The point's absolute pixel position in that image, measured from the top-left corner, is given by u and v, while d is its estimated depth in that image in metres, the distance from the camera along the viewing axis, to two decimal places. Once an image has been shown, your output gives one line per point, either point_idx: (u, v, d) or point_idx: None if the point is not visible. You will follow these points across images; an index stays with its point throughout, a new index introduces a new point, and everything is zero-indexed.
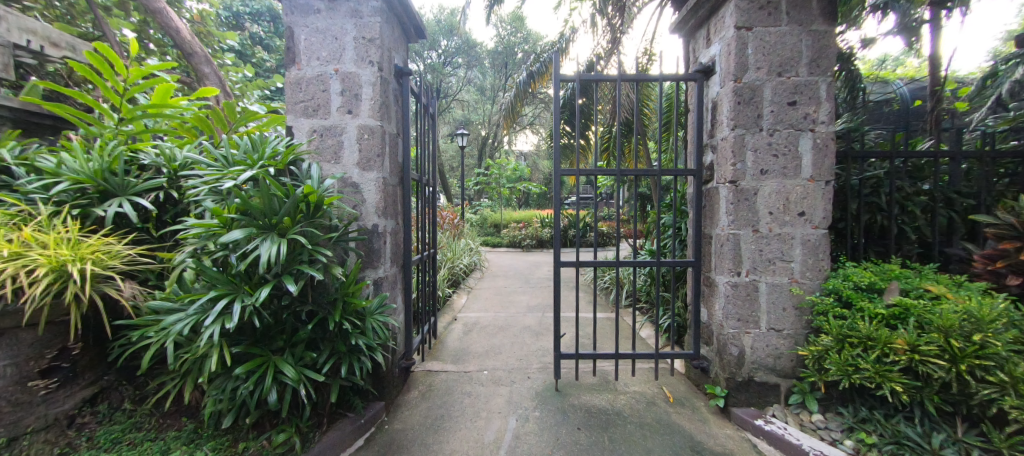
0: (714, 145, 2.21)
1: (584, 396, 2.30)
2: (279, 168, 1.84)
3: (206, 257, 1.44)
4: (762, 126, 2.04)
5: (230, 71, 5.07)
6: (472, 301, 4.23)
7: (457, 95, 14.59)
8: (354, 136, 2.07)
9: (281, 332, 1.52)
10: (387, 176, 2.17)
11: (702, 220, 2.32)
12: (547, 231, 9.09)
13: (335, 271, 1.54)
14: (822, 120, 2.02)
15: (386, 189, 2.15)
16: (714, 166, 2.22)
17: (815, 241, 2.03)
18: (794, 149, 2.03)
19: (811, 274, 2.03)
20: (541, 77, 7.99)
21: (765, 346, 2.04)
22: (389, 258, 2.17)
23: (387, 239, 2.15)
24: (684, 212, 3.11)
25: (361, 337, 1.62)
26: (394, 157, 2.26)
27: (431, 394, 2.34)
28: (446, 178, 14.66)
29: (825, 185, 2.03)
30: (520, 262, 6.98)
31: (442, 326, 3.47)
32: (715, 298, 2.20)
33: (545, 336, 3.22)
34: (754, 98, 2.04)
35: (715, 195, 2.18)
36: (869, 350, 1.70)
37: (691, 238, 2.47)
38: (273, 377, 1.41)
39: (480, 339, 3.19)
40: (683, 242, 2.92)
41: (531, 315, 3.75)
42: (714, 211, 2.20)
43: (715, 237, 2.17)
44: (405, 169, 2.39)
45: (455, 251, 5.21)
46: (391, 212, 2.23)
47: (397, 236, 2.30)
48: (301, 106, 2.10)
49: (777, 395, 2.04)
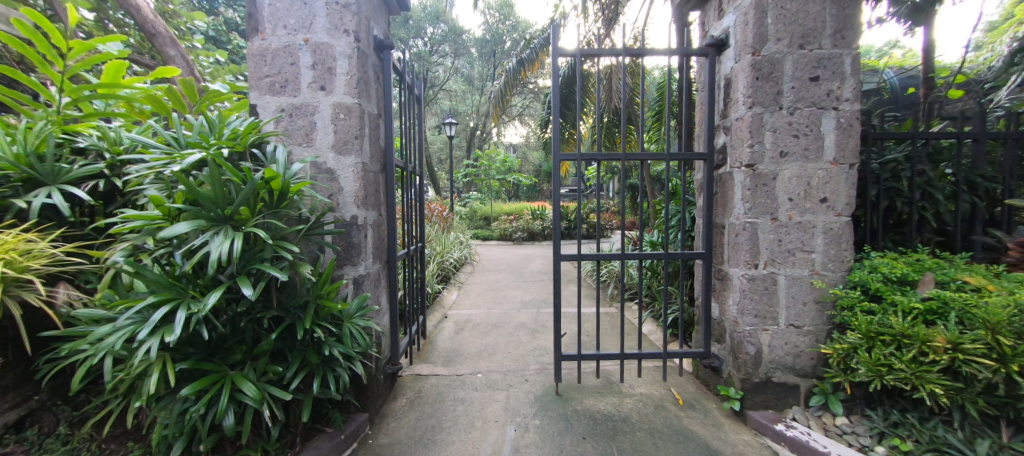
0: (728, 125, 2.02)
1: (587, 400, 2.12)
2: (239, 150, 1.59)
3: (148, 256, 1.21)
4: (782, 104, 1.86)
5: (201, 55, 4.71)
6: (463, 297, 4.01)
7: (444, 85, 14.21)
8: (328, 116, 1.82)
9: (240, 343, 1.29)
10: (368, 161, 1.93)
11: (714, 209, 2.14)
12: (538, 223, 8.90)
13: (304, 270, 1.31)
14: (845, 97, 1.85)
15: (366, 176, 1.91)
16: (727, 148, 2.03)
17: (838, 229, 1.87)
18: (816, 129, 1.86)
19: (834, 265, 1.87)
20: (532, 64, 7.74)
21: (783, 344, 1.88)
22: (371, 254, 1.94)
23: (368, 232, 1.92)
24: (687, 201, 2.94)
25: (338, 345, 1.40)
26: (375, 140, 2.02)
27: (420, 402, 2.13)
28: (434, 170, 14.32)
29: (849, 168, 1.87)
30: (512, 255, 6.78)
31: (432, 324, 3.26)
32: (728, 292, 2.03)
33: (542, 334, 3.04)
34: (774, 73, 1.85)
35: (729, 181, 1.99)
36: (904, 348, 1.56)
37: (700, 228, 2.29)
38: (229, 398, 1.19)
39: (472, 338, 2.99)
40: (687, 233, 2.74)
41: (525, 312, 3.56)
42: (727, 199, 2.01)
43: (729, 226, 1.99)
44: (387, 154, 2.14)
45: (444, 244, 4.99)
46: (373, 202, 1.99)
47: (379, 228, 2.06)
48: (266, 81, 1.83)
49: (796, 396, 1.89)
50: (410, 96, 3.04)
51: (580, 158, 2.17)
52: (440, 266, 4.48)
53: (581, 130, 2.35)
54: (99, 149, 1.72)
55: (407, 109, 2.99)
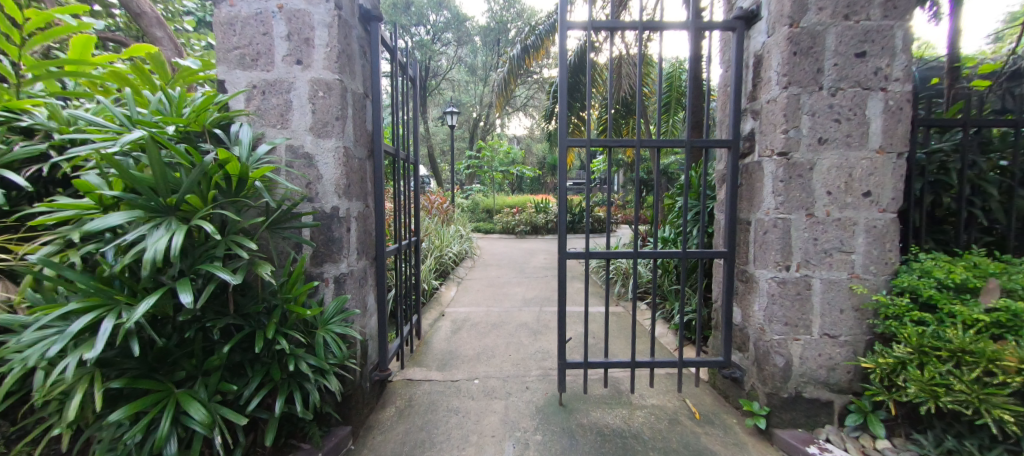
0: (758, 109, 1.79)
1: (594, 413, 1.92)
2: (197, 128, 1.37)
3: (74, 253, 1.00)
4: (822, 83, 1.62)
5: (191, 38, 4.50)
6: (462, 294, 3.82)
7: (447, 75, 13.92)
8: (305, 93, 1.61)
9: (189, 356, 1.10)
10: (352, 145, 1.72)
11: (737, 203, 1.91)
12: (542, 217, 8.69)
13: (263, 271, 1.11)
14: (895, 77, 1.62)
15: (349, 162, 1.71)
16: (756, 135, 1.80)
17: (882, 228, 1.65)
18: (861, 112, 1.63)
19: (876, 267, 1.65)
20: (536, 52, 7.47)
21: (816, 355, 1.68)
22: (355, 250, 1.74)
23: (351, 225, 1.71)
24: (703, 194, 2.71)
25: (309, 357, 1.21)
26: (361, 122, 1.81)
27: (410, 412, 1.95)
28: (436, 162, 14.09)
29: (897, 157, 1.64)
30: (514, 250, 6.58)
31: (427, 323, 3.07)
32: (753, 296, 1.81)
33: (545, 336, 2.84)
34: (814, 48, 1.62)
35: (758, 172, 1.76)
36: (965, 367, 1.35)
37: (721, 224, 2.07)
38: (173, 422, 1.00)
39: (470, 339, 2.80)
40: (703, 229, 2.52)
41: (527, 311, 3.37)
42: (755, 192, 1.79)
43: (757, 223, 1.77)
44: (375, 139, 1.93)
45: (444, 238, 4.79)
46: (358, 191, 1.79)
47: (365, 220, 1.86)
48: (235, 54, 1.62)
49: (829, 414, 1.69)
50: (405, 79, 2.82)
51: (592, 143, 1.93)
52: (439, 261, 4.29)
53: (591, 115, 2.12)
54: (47, 130, 1.54)
55: (402, 92, 2.77)
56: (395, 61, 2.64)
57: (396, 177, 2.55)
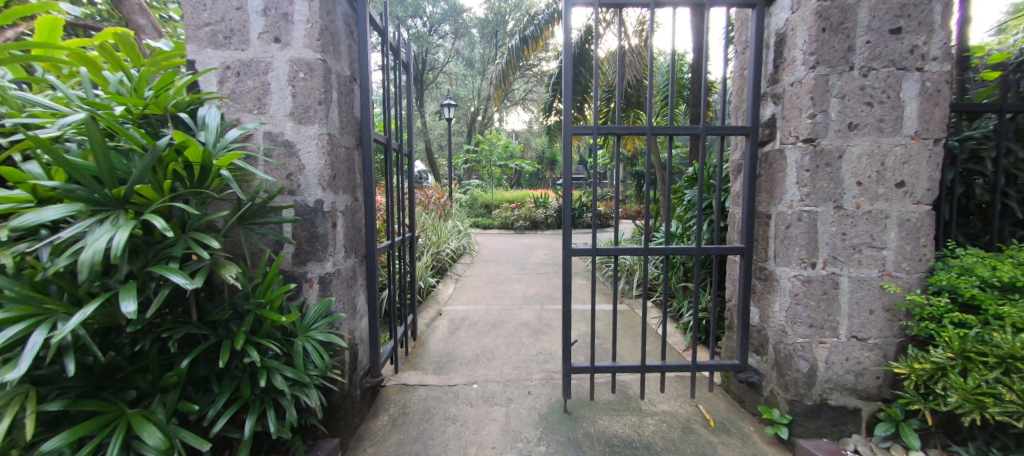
0: (781, 92, 1.64)
1: (601, 421, 1.79)
2: (157, 111, 1.22)
3: (2, 251, 0.85)
4: (853, 63, 1.48)
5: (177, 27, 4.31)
6: (461, 291, 3.68)
7: (444, 68, 13.71)
8: (284, 74, 1.46)
9: (144, 372, 0.96)
10: (338, 133, 1.57)
11: (756, 195, 1.77)
12: (541, 211, 8.55)
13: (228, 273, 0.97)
14: (933, 55, 1.47)
15: (335, 151, 1.56)
16: (777, 121, 1.66)
17: (916, 221, 1.51)
18: (895, 95, 1.48)
19: (909, 264, 1.52)
20: (535, 42, 7.28)
21: (843, 360, 1.55)
22: (342, 247, 1.60)
23: (337, 220, 1.56)
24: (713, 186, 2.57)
25: (287, 369, 1.08)
26: (348, 108, 1.66)
27: (404, 420, 1.82)
28: (434, 156, 13.91)
29: (933, 144, 1.50)
30: (513, 245, 6.45)
31: (424, 323, 2.93)
32: (773, 296, 1.68)
33: (546, 336, 2.71)
34: (845, 23, 1.47)
35: (780, 162, 1.62)
36: (1016, 374, 1.22)
37: (736, 219, 1.93)
38: (124, 449, 0.85)
39: (468, 340, 2.67)
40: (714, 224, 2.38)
41: (528, 309, 3.24)
42: (776, 183, 1.65)
43: (778, 216, 1.63)
44: (364, 127, 1.78)
45: (441, 233, 4.65)
46: (345, 183, 1.64)
47: (353, 215, 1.72)
48: (206, 31, 1.46)
49: (857, 422, 1.56)
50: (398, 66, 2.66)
51: (600, 130, 1.77)
52: (436, 257, 4.14)
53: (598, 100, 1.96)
54: None
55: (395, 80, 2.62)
56: (386, 45, 2.48)
57: (388, 169, 2.40)
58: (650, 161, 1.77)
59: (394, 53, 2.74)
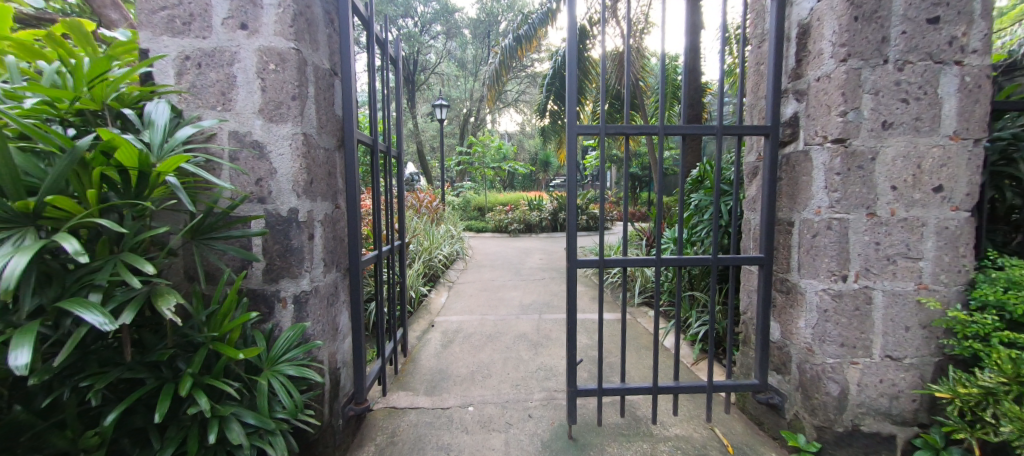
0: (805, 88, 1.50)
1: (610, 448, 1.63)
2: (92, 106, 1.03)
3: None
4: (887, 56, 1.34)
5: None
6: (454, 300, 3.50)
7: (435, 69, 13.50)
8: (253, 65, 1.28)
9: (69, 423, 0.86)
10: (315, 132, 1.39)
11: (777, 201, 1.63)
12: (535, 214, 8.39)
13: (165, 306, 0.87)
14: (974, 47, 1.34)
15: (312, 153, 1.38)
16: (801, 120, 1.52)
17: (955, 229, 1.37)
18: (932, 91, 1.35)
19: (948, 276, 1.38)
20: (529, 42, 7.12)
21: (877, 382, 1.41)
22: (321, 261, 1.42)
23: (315, 231, 1.38)
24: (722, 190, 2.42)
25: (247, 415, 0.97)
26: (327, 105, 1.48)
27: (392, 451, 1.64)
28: (425, 158, 13.68)
29: (974, 145, 1.36)
30: (508, 249, 6.27)
31: (415, 336, 2.74)
32: (797, 310, 1.54)
33: (546, 349, 2.55)
34: (878, 12, 1.34)
35: (807, 164, 1.48)
36: None
37: (753, 226, 1.79)
38: None
39: (462, 355, 2.49)
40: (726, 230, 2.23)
41: (525, 319, 3.07)
42: (801, 188, 1.51)
43: (804, 224, 1.49)
44: (346, 126, 1.60)
45: (433, 238, 4.45)
46: (324, 189, 1.46)
47: (334, 224, 1.53)
48: (162, 16, 1.28)
49: (891, 450, 1.42)
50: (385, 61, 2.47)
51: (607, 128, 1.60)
52: (428, 264, 3.95)
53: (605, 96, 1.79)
54: None
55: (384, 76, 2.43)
56: (373, 38, 2.29)
57: (376, 173, 2.22)
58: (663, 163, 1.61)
59: (382, 48, 2.56)
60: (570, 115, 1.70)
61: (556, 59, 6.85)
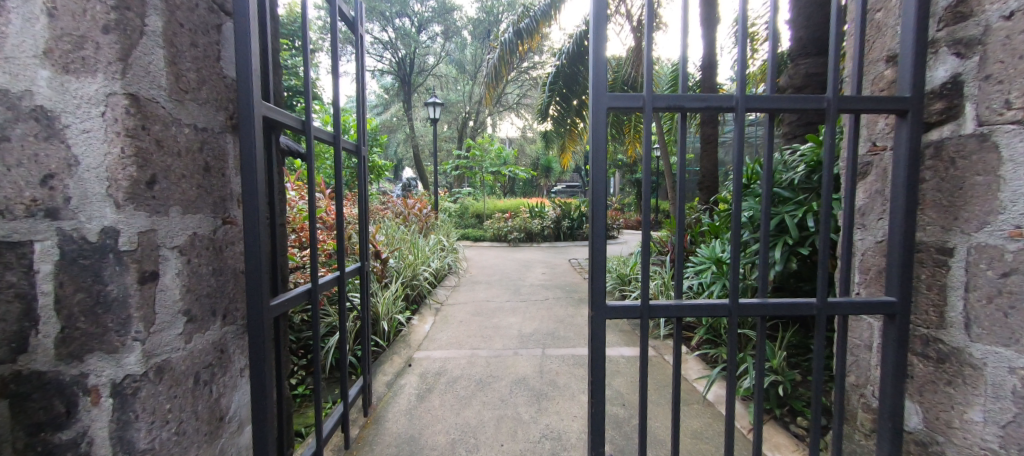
0: (978, 35, 0.92)
1: None
2: None
3: None
4: None
5: None
6: (440, 328, 2.91)
7: (434, 70, 13.03)
8: None
9: None
10: (167, 98, 0.81)
11: (921, 214, 1.04)
12: (537, 222, 7.80)
13: None
14: None
15: (160, 133, 0.80)
16: (971, 85, 0.94)
17: None
18: None
19: None
20: (531, 37, 6.61)
21: None
22: (180, 314, 0.84)
23: (161, 267, 0.80)
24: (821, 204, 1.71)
25: None
26: (201, 56, 0.90)
27: None
28: (422, 163, 13.16)
29: None
30: (507, 261, 5.68)
31: (385, 382, 2.15)
32: (967, 394, 0.95)
33: (552, 404, 1.95)
34: None
35: (990, 158, 0.90)
36: None
37: (870, 249, 1.19)
38: None
39: (442, 411, 1.90)
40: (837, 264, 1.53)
41: (525, 356, 2.47)
42: (974, 194, 0.93)
43: (985, 255, 0.91)
44: (236, 91, 1.00)
45: (421, 252, 3.85)
46: (192, 194, 0.88)
47: (217, 251, 0.95)
48: None
49: None
50: (354, 43, 1.94)
51: (652, 96, 0.98)
52: (411, 284, 3.33)
53: (652, 29, 1.09)
54: None
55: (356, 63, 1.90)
56: (339, 14, 1.78)
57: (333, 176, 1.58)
58: (743, 156, 1.00)
59: (352, 27, 2.03)
60: (595, 69, 1.04)
61: (561, 55, 6.33)
